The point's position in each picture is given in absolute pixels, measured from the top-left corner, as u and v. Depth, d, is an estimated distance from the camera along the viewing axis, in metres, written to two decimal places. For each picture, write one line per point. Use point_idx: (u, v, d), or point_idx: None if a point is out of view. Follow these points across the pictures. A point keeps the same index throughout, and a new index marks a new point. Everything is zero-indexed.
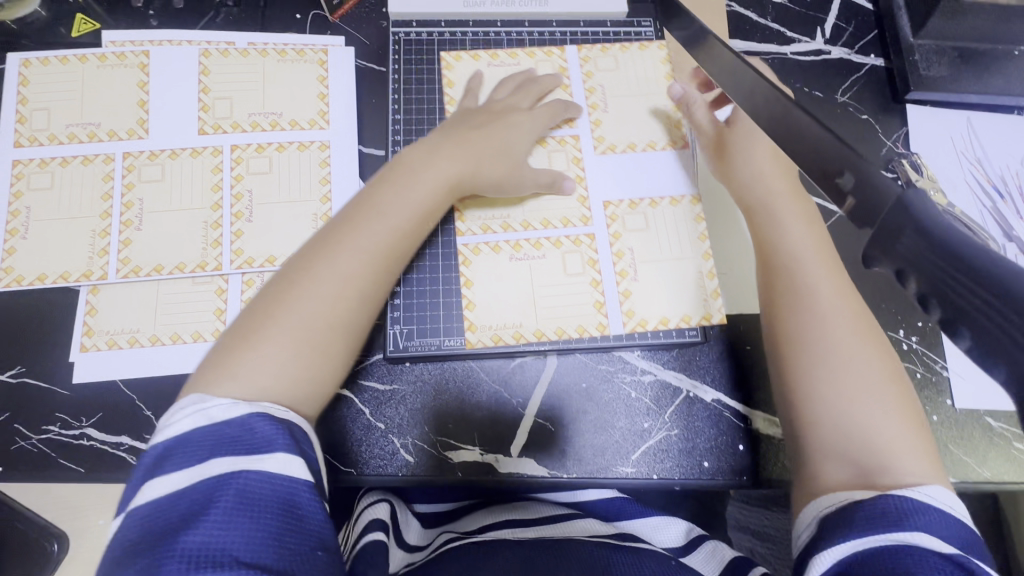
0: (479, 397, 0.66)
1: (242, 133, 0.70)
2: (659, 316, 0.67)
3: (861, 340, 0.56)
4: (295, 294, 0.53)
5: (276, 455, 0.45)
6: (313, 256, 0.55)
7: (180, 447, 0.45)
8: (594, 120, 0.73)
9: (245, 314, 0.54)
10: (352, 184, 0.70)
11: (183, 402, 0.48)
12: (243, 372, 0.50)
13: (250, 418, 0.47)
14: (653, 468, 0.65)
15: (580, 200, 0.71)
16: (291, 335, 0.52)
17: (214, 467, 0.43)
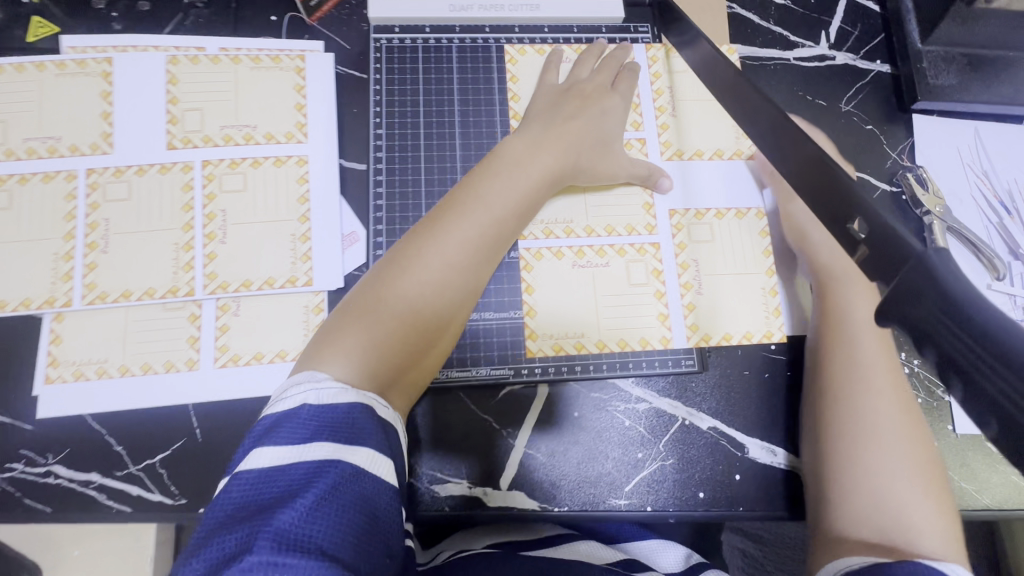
0: (472, 428, 0.63)
1: (214, 147, 0.66)
2: (724, 331, 0.66)
3: (887, 384, 0.58)
4: (404, 279, 0.52)
5: (371, 453, 0.43)
6: (420, 241, 0.54)
7: (289, 421, 0.43)
8: (662, 123, 0.72)
9: (345, 302, 0.53)
10: (332, 203, 0.67)
11: (297, 376, 0.47)
12: (340, 361, 0.48)
13: (356, 408, 0.45)
14: (647, 501, 0.62)
15: (647, 207, 0.69)
16: (395, 321, 0.51)
17: (316, 451, 0.41)
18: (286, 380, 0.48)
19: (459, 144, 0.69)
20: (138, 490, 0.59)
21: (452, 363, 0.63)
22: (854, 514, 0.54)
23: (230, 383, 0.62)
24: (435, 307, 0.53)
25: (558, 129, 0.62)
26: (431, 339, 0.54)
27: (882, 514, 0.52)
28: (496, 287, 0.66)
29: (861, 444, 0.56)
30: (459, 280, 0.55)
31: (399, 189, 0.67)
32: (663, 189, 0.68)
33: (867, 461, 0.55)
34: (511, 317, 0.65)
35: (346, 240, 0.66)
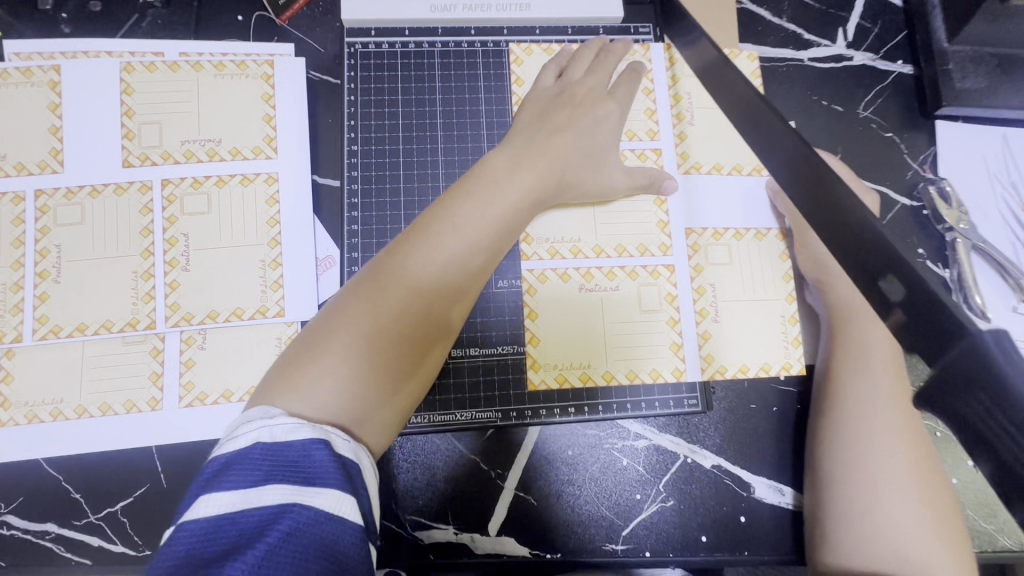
0: (460, 469, 0.59)
1: (175, 165, 0.60)
2: (742, 363, 0.60)
3: (902, 425, 0.53)
4: (372, 309, 0.46)
5: (332, 493, 0.37)
6: (389, 267, 0.48)
7: (239, 462, 0.38)
8: (679, 132, 0.65)
9: (313, 323, 0.47)
10: (304, 224, 0.61)
11: (251, 413, 0.42)
12: (305, 395, 0.43)
13: (313, 444, 0.39)
14: (644, 545, 0.58)
15: (659, 225, 0.63)
16: (363, 358, 0.45)
17: (269, 495, 0.36)
18: (239, 417, 0.42)
19: (442, 161, 0.63)
20: (98, 541, 0.55)
21: (435, 405, 0.58)
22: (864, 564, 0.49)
23: (195, 424, 0.57)
24: (410, 344, 0.47)
25: (543, 146, 0.56)
26: (406, 380, 0.48)
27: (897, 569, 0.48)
28: (496, 315, 0.60)
29: (879, 488, 0.51)
30: (434, 313, 0.49)
31: (375, 212, 0.61)
32: (667, 192, 0.62)
33: (886, 507, 0.50)
34: (498, 353, 0.60)
35: (321, 264, 0.61)
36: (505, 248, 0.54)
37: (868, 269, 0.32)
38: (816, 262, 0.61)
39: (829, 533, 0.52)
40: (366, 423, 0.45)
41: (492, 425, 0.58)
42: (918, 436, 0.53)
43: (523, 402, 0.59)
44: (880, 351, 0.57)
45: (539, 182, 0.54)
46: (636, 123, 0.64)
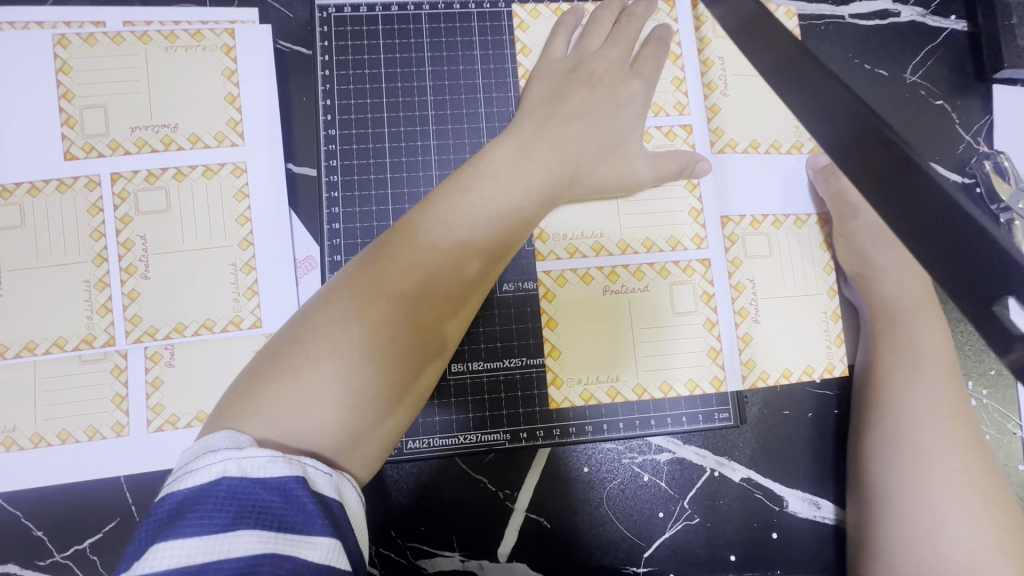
0: (464, 491, 0.53)
1: (125, 156, 0.52)
2: (783, 367, 0.54)
3: (956, 435, 0.48)
4: (351, 321, 0.40)
5: (315, 539, 0.32)
6: (371, 268, 0.42)
7: (201, 503, 0.32)
8: (710, 104, 0.57)
9: (283, 331, 0.42)
10: (279, 221, 0.53)
11: (213, 438, 0.35)
12: (269, 420, 0.37)
13: (292, 481, 0.33)
14: (668, 567, 0.53)
15: (692, 214, 0.55)
16: (343, 381, 0.38)
17: (241, 543, 0.31)
18: (197, 441, 0.35)
19: (433, 147, 0.54)
20: None
21: (435, 427, 0.52)
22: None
23: (166, 451, 0.51)
24: (393, 363, 0.41)
25: (552, 130, 0.48)
26: (392, 408, 0.41)
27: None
28: (502, 322, 0.53)
29: (944, 508, 0.46)
30: (421, 325, 0.42)
31: (359, 207, 0.53)
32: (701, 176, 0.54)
33: (951, 529, 0.45)
34: (504, 366, 0.53)
35: (301, 265, 0.54)
36: (510, 249, 0.47)
37: (975, 291, 0.23)
38: (859, 254, 0.54)
39: (880, 554, 0.47)
40: (346, 455, 0.39)
41: (500, 447, 0.52)
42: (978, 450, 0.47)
43: (537, 421, 0.53)
44: (934, 354, 0.51)
45: (546, 172, 0.47)
46: (662, 96, 0.56)
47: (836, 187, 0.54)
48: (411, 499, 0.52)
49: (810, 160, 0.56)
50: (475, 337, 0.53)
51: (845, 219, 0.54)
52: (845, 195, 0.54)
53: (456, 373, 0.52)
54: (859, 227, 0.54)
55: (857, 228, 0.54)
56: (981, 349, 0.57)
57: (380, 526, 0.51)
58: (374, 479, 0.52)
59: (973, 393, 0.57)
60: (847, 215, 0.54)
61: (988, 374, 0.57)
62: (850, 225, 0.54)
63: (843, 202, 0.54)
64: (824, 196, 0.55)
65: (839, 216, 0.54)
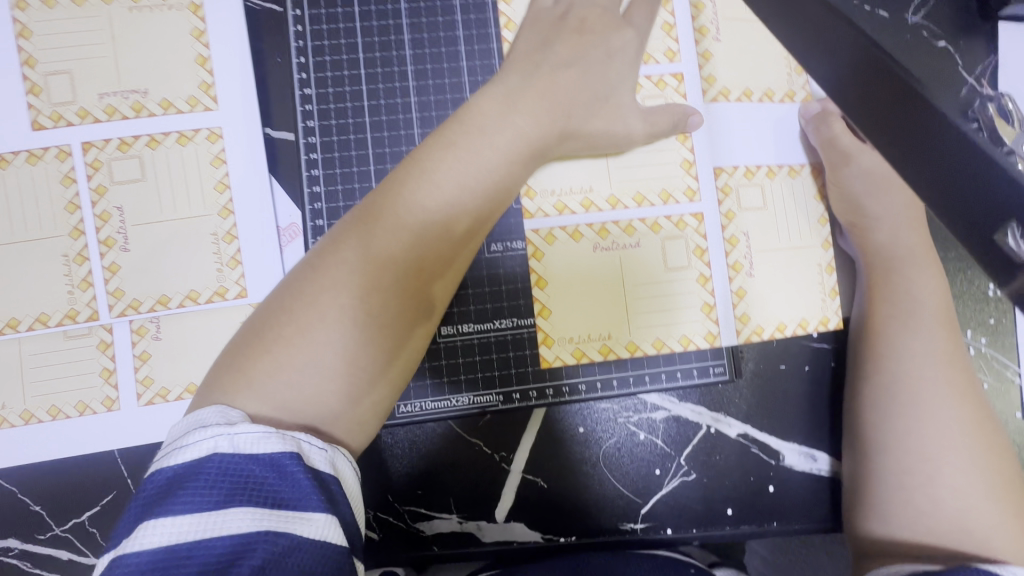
0: (459, 454, 0.52)
1: (95, 124, 0.50)
2: (777, 321, 0.53)
3: (950, 381, 0.48)
4: (334, 283, 0.39)
5: (310, 516, 0.32)
6: (352, 230, 0.41)
7: (194, 480, 0.32)
8: (702, 50, 0.54)
9: (268, 300, 0.41)
10: (259, 188, 0.52)
11: (205, 413, 0.35)
12: (257, 384, 0.37)
13: (284, 457, 0.33)
14: (665, 522, 0.53)
15: (684, 165, 0.53)
16: (329, 343, 0.38)
17: (233, 521, 0.31)
18: (189, 415, 0.35)
19: (414, 104, 0.52)
20: (67, 555, 0.50)
21: (427, 391, 0.52)
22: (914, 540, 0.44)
23: (158, 423, 0.51)
24: (381, 325, 0.40)
25: (539, 81, 0.46)
26: (378, 372, 0.40)
27: (961, 549, 0.42)
28: (491, 283, 0.52)
29: (942, 455, 0.45)
30: (408, 287, 0.41)
31: (339, 169, 0.52)
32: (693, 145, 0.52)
33: (948, 477, 0.44)
34: (495, 328, 0.52)
35: (285, 233, 0.52)
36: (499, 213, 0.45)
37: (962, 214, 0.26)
38: (853, 204, 0.53)
39: (875, 501, 0.47)
40: (333, 421, 0.38)
41: (493, 408, 0.52)
42: (971, 394, 0.47)
43: (529, 381, 0.52)
44: (930, 304, 0.50)
45: (534, 125, 0.45)
46: (652, 43, 0.54)
47: (829, 134, 0.53)
48: (409, 464, 0.52)
49: (802, 109, 0.54)
50: (464, 299, 0.52)
51: (837, 167, 0.53)
52: (836, 141, 0.53)
53: (445, 336, 0.52)
54: (851, 174, 0.53)
55: (848, 176, 0.53)
56: (982, 296, 0.55)
57: (379, 491, 0.52)
58: (369, 446, 0.52)
59: (973, 343, 0.55)
60: (837, 163, 0.53)
61: (988, 322, 0.55)
62: (842, 173, 0.53)
63: (835, 149, 0.53)
64: (816, 144, 0.54)
65: (831, 164, 0.53)
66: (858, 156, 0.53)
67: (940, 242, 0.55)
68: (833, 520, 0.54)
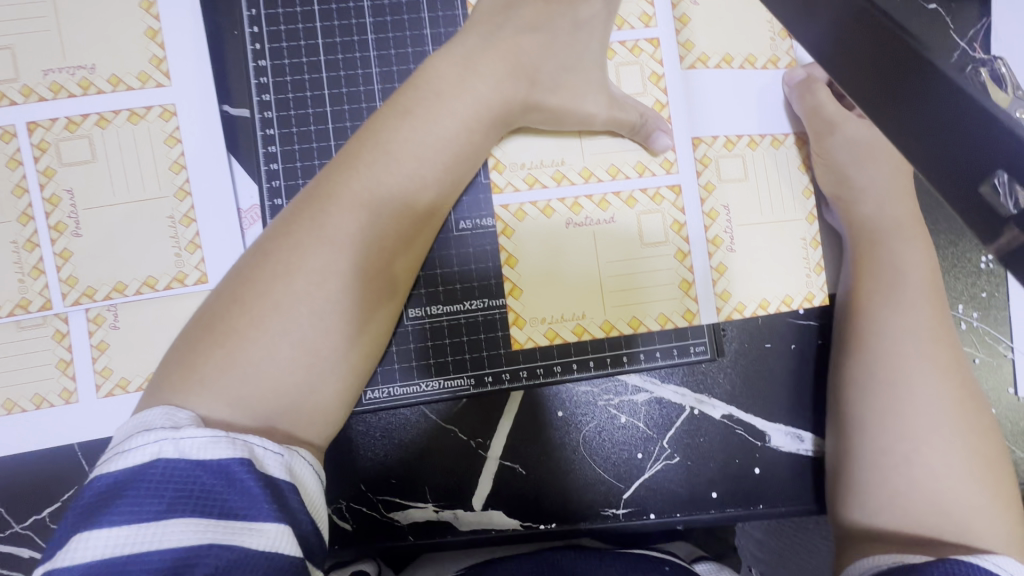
0: (433, 440, 0.50)
1: (40, 103, 0.48)
2: (760, 297, 0.51)
3: (935, 356, 0.46)
4: (288, 263, 0.37)
5: (261, 527, 0.30)
6: (306, 208, 0.39)
7: (133, 489, 0.29)
8: (679, 14, 0.51)
9: (219, 288, 0.39)
10: (216, 168, 0.49)
11: (150, 414, 0.32)
12: (203, 369, 0.35)
13: (235, 464, 0.31)
14: (648, 507, 0.51)
15: None
16: (281, 323, 0.36)
17: (175, 533, 0.28)
18: (134, 416, 0.33)
19: (376, 74, 0.50)
20: (29, 553, 0.48)
21: (395, 376, 0.50)
22: (894, 526, 0.43)
23: (119, 415, 0.49)
24: (338, 308, 0.38)
25: (504, 44, 0.44)
26: (335, 358, 0.38)
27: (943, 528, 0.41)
28: (461, 263, 0.50)
29: (919, 436, 0.44)
30: (368, 269, 0.39)
31: (298, 144, 0.49)
32: (659, 146, 0.50)
33: (925, 457, 0.43)
34: (465, 309, 0.50)
35: (246, 216, 0.50)
36: None
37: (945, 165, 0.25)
38: (837, 174, 0.51)
39: (852, 483, 0.45)
40: (286, 414, 0.36)
41: (466, 392, 0.50)
42: (957, 369, 0.46)
43: (502, 363, 0.50)
44: (917, 276, 0.48)
45: (496, 91, 0.44)
46: (626, 6, 0.51)
47: (814, 102, 0.50)
48: (381, 452, 0.50)
49: (786, 75, 0.52)
50: (433, 279, 0.50)
51: (822, 135, 0.51)
52: (821, 110, 0.50)
53: (414, 318, 0.50)
54: (836, 143, 0.51)
55: (833, 145, 0.51)
56: (974, 270, 0.53)
57: (350, 481, 0.50)
58: (340, 435, 0.50)
59: (964, 317, 0.53)
60: (824, 131, 0.51)
61: (980, 296, 0.53)
62: (828, 142, 0.51)
63: (820, 117, 0.50)
64: (800, 114, 0.51)
65: (816, 133, 0.51)
66: (843, 125, 0.51)
67: (929, 213, 0.53)
68: (819, 502, 0.52)
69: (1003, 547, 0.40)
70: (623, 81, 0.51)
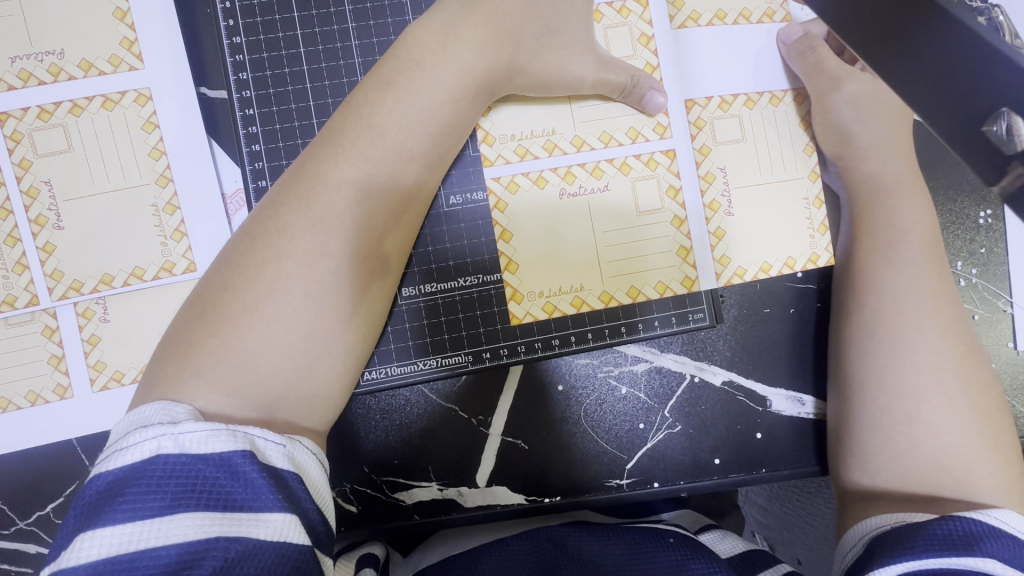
0: (435, 420, 0.50)
1: (10, 91, 0.46)
2: (760, 262, 0.51)
3: (935, 314, 0.46)
4: (273, 246, 0.37)
5: (267, 518, 0.29)
6: (291, 188, 0.38)
7: (135, 486, 0.28)
8: None
9: (208, 274, 0.38)
10: (197, 151, 0.48)
11: (145, 410, 0.32)
12: (196, 356, 0.34)
13: (237, 456, 0.30)
14: (652, 476, 0.51)
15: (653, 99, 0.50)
16: (271, 308, 0.36)
17: (180, 527, 0.28)
18: (130, 413, 0.32)
19: (356, 47, 0.48)
20: (36, 548, 0.48)
21: (393, 357, 0.49)
22: (894, 483, 0.43)
23: (116, 408, 0.48)
24: (329, 288, 0.37)
25: (485, 10, 0.43)
26: (330, 340, 0.37)
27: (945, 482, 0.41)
28: (453, 239, 0.49)
29: (917, 393, 0.44)
30: (357, 247, 0.39)
31: (279, 124, 0.48)
32: (653, 106, 0.48)
33: (926, 414, 0.43)
34: (460, 286, 0.50)
35: (231, 201, 0.49)
36: None
37: (948, 100, 0.24)
38: (839, 133, 0.49)
39: (854, 445, 0.45)
40: (282, 399, 0.35)
41: (465, 369, 0.50)
42: (955, 325, 0.46)
43: (499, 339, 0.50)
44: (915, 234, 0.47)
45: (479, 56, 0.42)
46: None
47: (826, 50, 0.49)
48: (382, 433, 0.50)
49: (785, 31, 0.51)
50: (426, 257, 0.49)
51: (825, 93, 0.49)
52: (822, 66, 0.49)
53: (409, 297, 0.49)
54: (839, 101, 0.49)
55: (841, 101, 0.50)
56: (972, 226, 0.53)
57: (353, 463, 0.50)
58: (341, 418, 0.50)
59: (963, 274, 0.53)
60: (826, 88, 0.49)
61: (979, 252, 0.53)
62: (830, 99, 0.49)
63: (822, 74, 0.49)
64: (798, 71, 0.50)
65: (818, 90, 0.50)
66: (845, 82, 0.49)
67: (927, 170, 0.52)
68: (822, 463, 0.52)
69: (1002, 499, 0.41)
70: (612, 44, 0.49)
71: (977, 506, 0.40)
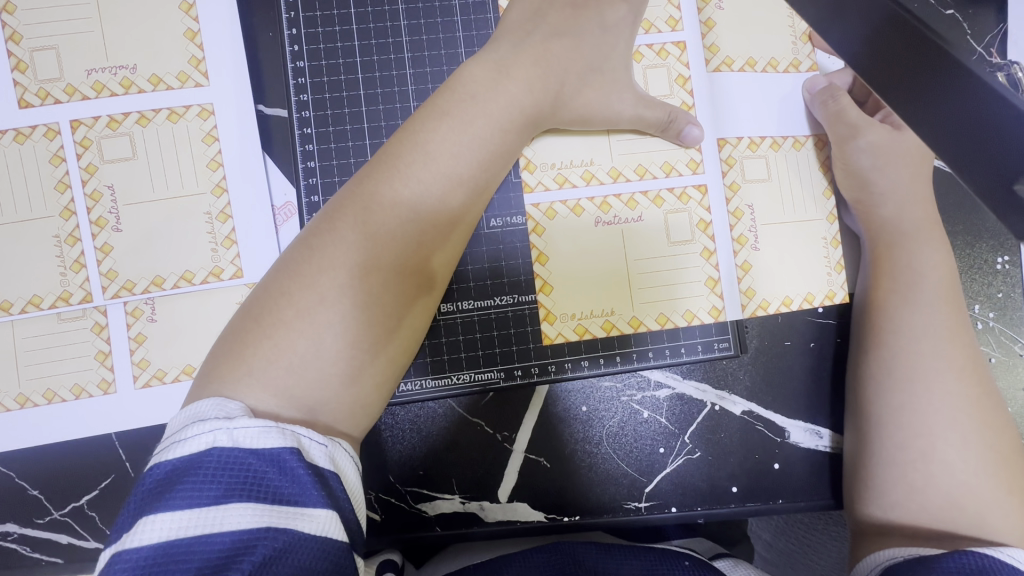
0: (461, 434, 0.52)
1: (83, 101, 0.49)
2: (783, 295, 0.52)
3: (954, 356, 0.47)
4: (327, 259, 0.39)
5: (312, 512, 0.31)
6: (345, 205, 0.41)
7: (192, 476, 0.30)
8: (704, 19, 0.53)
9: (264, 282, 0.40)
10: (251, 164, 0.50)
11: (201, 405, 0.33)
12: (250, 362, 0.36)
13: (285, 453, 0.32)
14: (669, 500, 0.52)
15: None
16: (323, 317, 0.38)
17: (233, 517, 0.29)
18: (186, 408, 0.34)
19: (410, 75, 0.51)
20: (67, 539, 0.49)
21: (426, 370, 0.51)
22: (909, 519, 0.44)
23: (155, 406, 0.50)
24: (377, 301, 0.39)
25: (534, 51, 0.46)
26: (375, 350, 0.39)
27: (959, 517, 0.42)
28: (490, 259, 0.51)
29: (935, 431, 0.45)
30: (404, 263, 0.41)
31: (334, 143, 0.50)
32: (689, 140, 0.51)
33: (942, 452, 0.44)
34: (495, 305, 0.51)
35: (279, 212, 0.52)
36: None
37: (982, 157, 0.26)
38: (859, 178, 0.52)
39: (871, 479, 0.46)
40: (328, 404, 0.37)
41: (495, 386, 0.51)
42: (973, 366, 0.47)
43: (530, 358, 0.52)
44: (934, 277, 0.49)
45: (529, 94, 0.45)
46: (654, 11, 0.53)
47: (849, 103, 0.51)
48: (411, 443, 0.51)
49: (812, 80, 0.53)
50: (464, 276, 0.51)
51: (844, 140, 0.52)
52: (844, 115, 0.51)
53: (445, 314, 0.51)
54: (858, 148, 0.52)
55: (865, 147, 0.52)
56: (990, 272, 0.54)
57: (383, 472, 0.51)
58: (372, 427, 0.51)
59: (980, 317, 0.54)
60: (845, 136, 0.52)
61: (997, 297, 0.54)
62: (849, 146, 0.52)
63: (842, 123, 0.51)
64: (821, 119, 0.52)
65: (837, 138, 0.52)
66: (865, 130, 0.52)
67: (947, 215, 0.54)
68: (838, 497, 0.52)
69: (1018, 539, 0.41)
70: (651, 84, 0.52)
71: (992, 544, 0.41)
